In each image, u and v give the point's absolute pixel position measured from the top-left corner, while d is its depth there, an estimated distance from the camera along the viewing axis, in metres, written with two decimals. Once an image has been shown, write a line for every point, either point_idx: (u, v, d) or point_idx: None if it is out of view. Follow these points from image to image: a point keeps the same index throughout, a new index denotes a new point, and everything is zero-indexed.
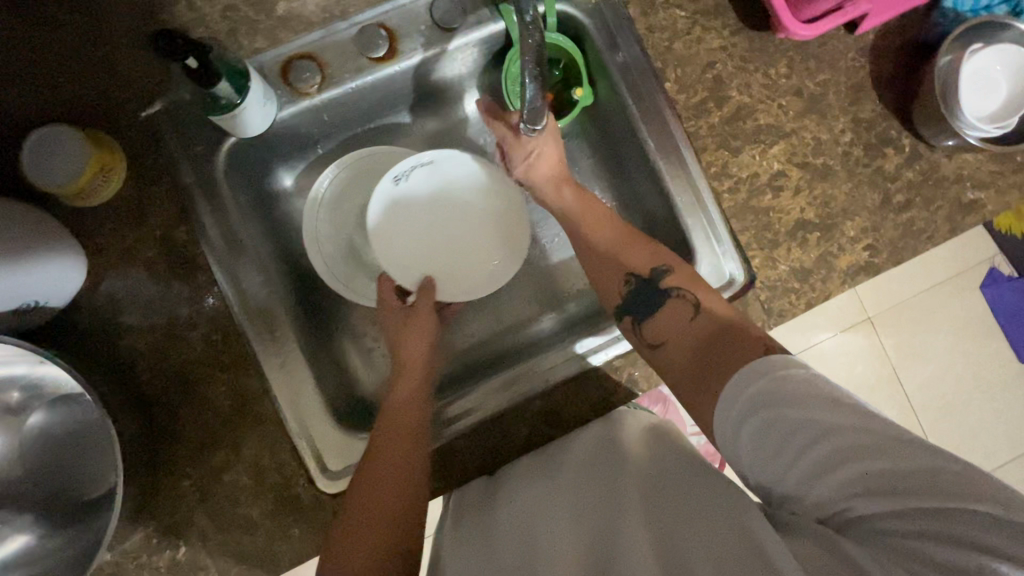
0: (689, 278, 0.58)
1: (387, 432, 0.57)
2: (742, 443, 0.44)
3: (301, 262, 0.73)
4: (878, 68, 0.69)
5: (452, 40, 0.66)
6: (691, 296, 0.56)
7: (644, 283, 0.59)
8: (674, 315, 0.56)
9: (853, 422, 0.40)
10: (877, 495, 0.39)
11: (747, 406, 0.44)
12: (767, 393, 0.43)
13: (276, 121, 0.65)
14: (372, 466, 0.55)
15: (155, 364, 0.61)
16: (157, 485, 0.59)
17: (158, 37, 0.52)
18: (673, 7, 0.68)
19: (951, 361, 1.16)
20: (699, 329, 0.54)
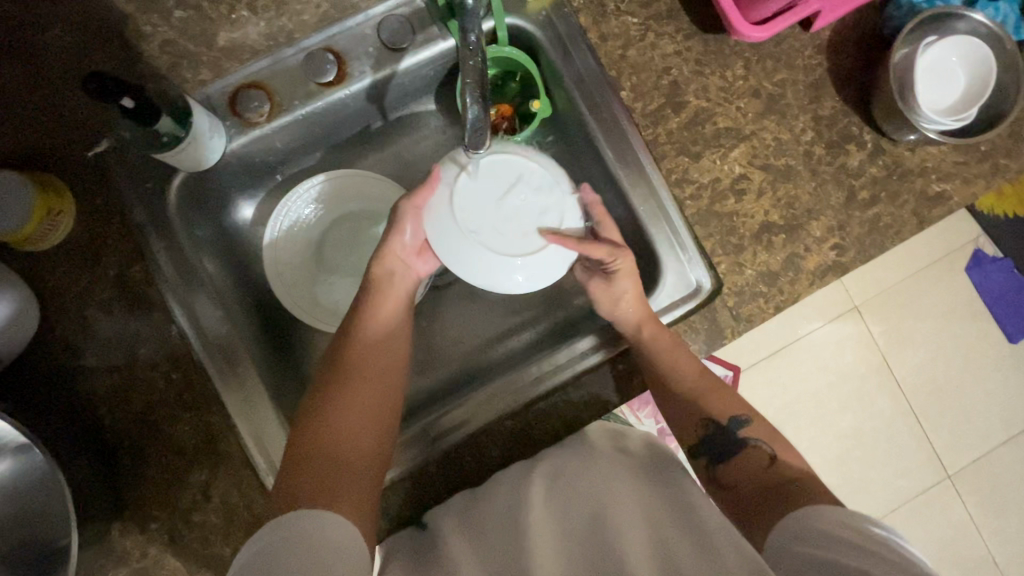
0: (768, 432, 0.62)
1: (376, 334, 0.64)
2: (798, 549, 0.46)
3: (265, 292, 0.72)
4: (836, 65, 0.68)
5: (402, 61, 0.65)
6: (766, 448, 0.61)
7: (723, 427, 0.63)
8: (749, 466, 0.60)
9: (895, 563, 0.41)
10: None
11: (801, 532, 0.48)
12: (827, 518, 0.47)
13: (227, 152, 0.63)
14: (360, 360, 0.62)
15: (115, 405, 0.60)
16: (124, 530, 0.59)
17: (86, 79, 0.50)
18: (624, 14, 0.67)
19: (941, 346, 1.15)
20: (772, 478, 0.58)
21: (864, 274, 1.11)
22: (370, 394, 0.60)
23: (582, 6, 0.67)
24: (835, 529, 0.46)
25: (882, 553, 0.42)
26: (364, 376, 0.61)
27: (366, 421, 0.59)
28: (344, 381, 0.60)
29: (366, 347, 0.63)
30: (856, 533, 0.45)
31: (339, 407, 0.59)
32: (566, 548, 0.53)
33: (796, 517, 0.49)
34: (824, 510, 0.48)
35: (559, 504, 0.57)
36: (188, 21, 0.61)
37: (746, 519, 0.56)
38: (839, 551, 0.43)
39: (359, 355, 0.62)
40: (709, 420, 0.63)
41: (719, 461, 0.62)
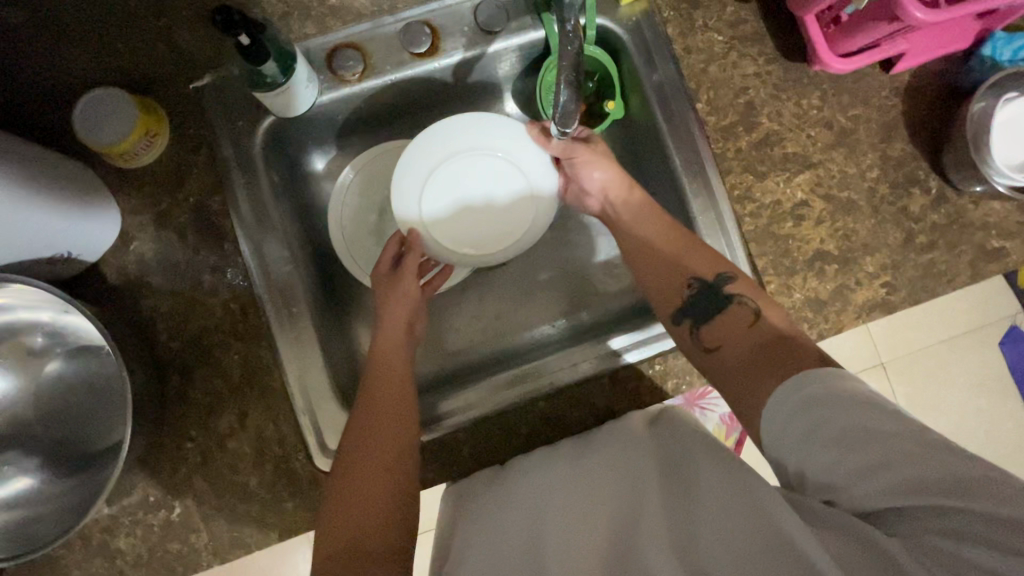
0: (751, 287, 0.60)
1: (371, 414, 0.59)
2: (799, 429, 0.47)
3: (324, 243, 0.74)
4: (911, 108, 0.70)
5: (493, 44, 0.68)
6: (751, 305, 0.59)
7: (706, 286, 0.61)
8: (733, 322, 0.59)
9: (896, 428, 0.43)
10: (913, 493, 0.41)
11: (803, 406, 0.47)
12: (824, 388, 0.47)
13: (316, 104, 0.67)
14: (354, 455, 0.57)
15: (172, 325, 0.62)
16: (162, 443, 0.61)
17: (216, 11, 0.53)
18: (711, 30, 0.69)
19: (963, 417, 1.15)
20: (758, 336, 0.56)
21: (898, 333, 1.06)
22: (378, 468, 0.56)
23: (673, 18, 0.69)
24: (835, 405, 0.46)
25: (886, 424, 0.44)
26: (365, 454, 0.56)
27: (385, 506, 0.55)
28: (340, 481, 0.56)
29: (363, 422, 0.58)
30: (856, 405, 0.45)
31: (348, 490, 0.55)
32: (589, 536, 0.54)
33: (802, 382, 0.48)
34: (820, 376, 0.48)
35: (577, 491, 0.58)
36: None
37: (736, 389, 0.54)
38: (844, 443, 0.44)
39: (355, 451, 0.57)
40: (692, 279, 0.62)
41: (703, 322, 0.60)
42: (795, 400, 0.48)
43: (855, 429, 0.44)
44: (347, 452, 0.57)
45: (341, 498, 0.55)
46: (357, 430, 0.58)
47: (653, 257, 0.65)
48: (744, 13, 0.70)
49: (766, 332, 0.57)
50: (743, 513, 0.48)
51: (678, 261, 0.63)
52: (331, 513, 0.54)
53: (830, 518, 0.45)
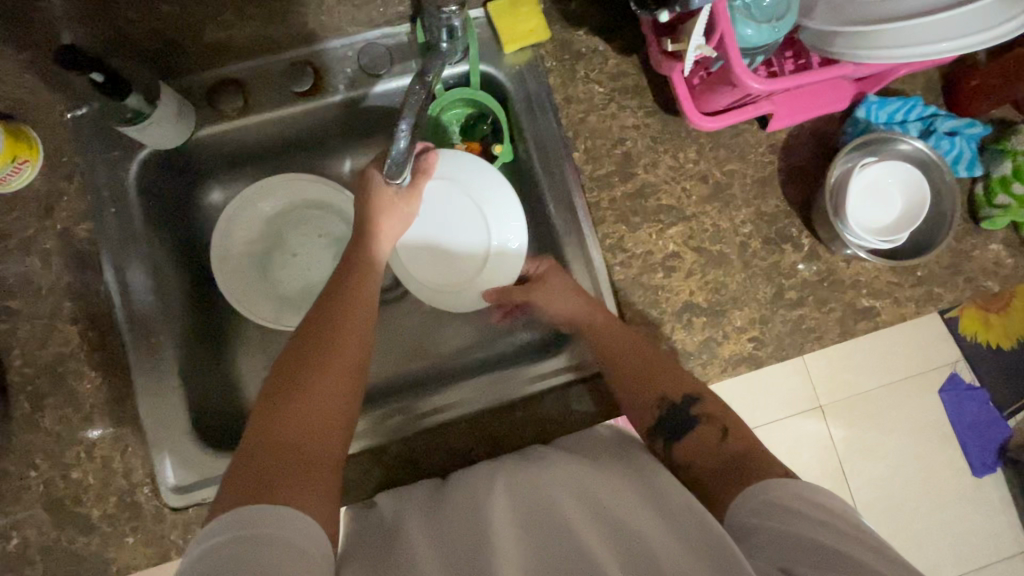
0: (719, 405, 0.59)
1: (342, 321, 0.56)
2: (761, 520, 0.46)
3: (207, 273, 0.75)
4: (786, 166, 0.71)
5: (375, 85, 0.70)
6: (716, 422, 0.58)
7: (675, 405, 0.60)
8: (701, 442, 0.57)
9: (852, 533, 0.43)
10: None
11: (770, 499, 0.47)
12: (781, 484, 0.48)
13: (195, 137, 0.68)
14: (317, 360, 0.53)
15: (29, 351, 0.62)
16: (6, 470, 0.60)
17: (59, 52, 0.54)
18: (592, 82, 0.71)
19: (901, 466, 1.11)
20: (725, 454, 0.55)
21: (836, 375, 1.05)
22: (333, 388, 0.52)
23: (555, 68, 0.71)
24: (790, 493, 0.47)
25: (842, 527, 0.43)
26: (322, 370, 0.52)
27: (328, 421, 0.50)
28: (296, 382, 0.51)
29: (323, 341, 0.54)
30: (816, 508, 0.45)
31: (294, 401, 0.50)
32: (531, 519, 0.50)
33: (751, 492, 0.48)
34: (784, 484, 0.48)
35: (520, 491, 0.53)
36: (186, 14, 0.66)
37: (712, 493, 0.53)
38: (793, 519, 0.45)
39: (319, 354, 0.53)
40: (663, 399, 0.60)
41: (677, 437, 0.59)
42: (759, 498, 0.47)
43: (808, 510, 0.45)
44: (309, 353, 0.53)
45: (282, 407, 0.50)
46: (328, 332, 0.55)
47: (618, 364, 0.63)
48: (626, 66, 0.71)
49: (732, 445, 0.56)
50: (690, 524, 0.46)
51: (642, 366, 0.62)
52: (267, 421, 0.49)
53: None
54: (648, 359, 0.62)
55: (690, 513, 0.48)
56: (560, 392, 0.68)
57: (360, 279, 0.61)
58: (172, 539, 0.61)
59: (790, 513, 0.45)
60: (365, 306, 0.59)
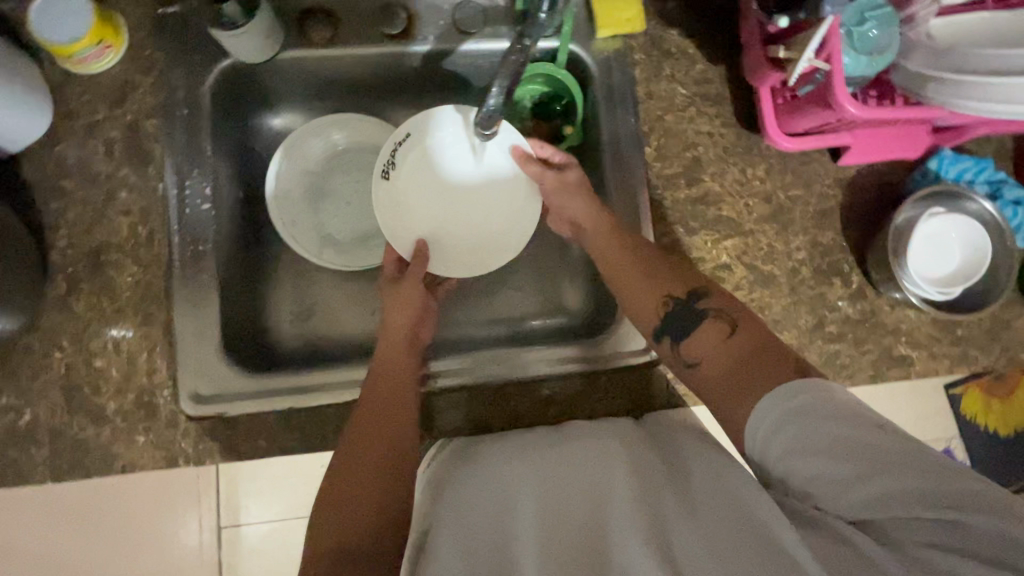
0: (727, 303, 0.58)
1: (374, 405, 0.58)
2: (783, 441, 0.46)
3: (259, 196, 0.74)
4: (850, 202, 0.71)
5: (464, 43, 0.69)
6: (726, 317, 0.56)
7: (679, 305, 0.59)
8: (710, 338, 0.56)
9: (883, 437, 0.43)
10: (910, 501, 0.42)
11: (793, 411, 0.46)
12: (815, 402, 0.45)
13: (277, 57, 0.67)
14: (348, 458, 0.55)
15: (75, 234, 0.62)
16: (30, 346, 0.60)
17: None
18: (676, 82, 0.71)
19: None
20: (734, 349, 0.54)
21: None
22: (371, 481, 0.54)
23: (641, 61, 0.71)
24: (823, 416, 0.45)
25: (875, 435, 0.43)
26: (358, 471, 0.54)
27: (376, 509, 0.53)
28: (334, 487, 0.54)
29: (352, 439, 0.56)
30: (846, 422, 0.44)
31: (337, 500, 0.53)
32: (566, 528, 0.51)
33: (774, 398, 0.47)
34: (819, 383, 0.47)
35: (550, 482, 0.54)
36: None
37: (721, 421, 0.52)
38: (839, 451, 0.44)
39: (352, 455, 0.55)
40: (668, 298, 0.60)
41: (681, 337, 0.57)
42: (778, 412, 0.46)
43: (849, 442, 0.43)
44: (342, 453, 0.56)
45: (333, 503, 0.53)
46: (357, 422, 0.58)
47: (625, 284, 0.63)
48: (712, 74, 0.71)
49: (739, 345, 0.54)
50: (737, 525, 0.47)
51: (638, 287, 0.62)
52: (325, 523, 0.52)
53: (824, 524, 0.45)
54: (656, 275, 0.61)
55: (732, 501, 0.49)
56: (586, 378, 0.67)
57: (392, 349, 0.63)
58: (183, 446, 0.61)
59: (819, 431, 0.44)
60: (389, 386, 0.60)
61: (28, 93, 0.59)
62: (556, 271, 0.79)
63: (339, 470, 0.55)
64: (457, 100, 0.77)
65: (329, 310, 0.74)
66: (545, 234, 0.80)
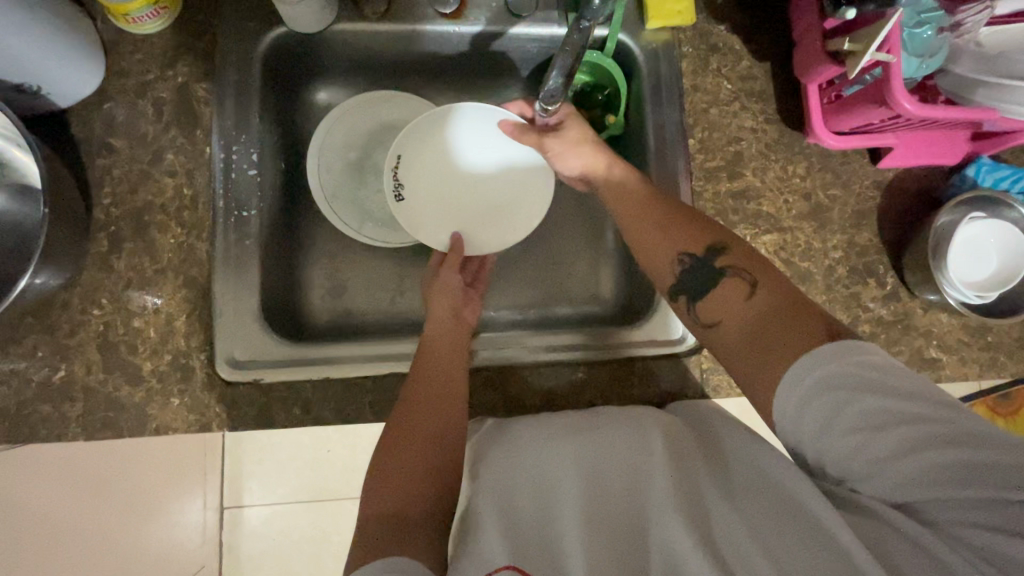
0: (747, 256, 0.55)
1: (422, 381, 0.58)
2: (819, 413, 0.43)
3: (298, 168, 0.74)
4: (888, 204, 0.72)
5: (515, 26, 0.70)
6: (747, 276, 0.53)
7: (699, 260, 0.56)
8: (729, 297, 0.53)
9: (929, 411, 0.41)
10: (963, 483, 0.39)
11: (831, 381, 0.43)
12: (844, 373, 0.43)
13: (329, 29, 0.67)
14: (394, 430, 0.56)
15: (120, 193, 0.62)
16: (69, 302, 0.59)
17: None
18: (722, 77, 0.72)
19: None
20: (757, 309, 0.51)
21: None
22: (414, 452, 0.54)
23: (689, 55, 0.72)
24: (855, 392, 0.42)
25: (918, 406, 0.41)
26: (411, 437, 0.55)
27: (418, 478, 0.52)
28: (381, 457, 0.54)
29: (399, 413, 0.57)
30: (890, 393, 0.42)
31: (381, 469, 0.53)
32: (606, 513, 0.51)
33: (812, 361, 0.44)
34: (853, 345, 0.44)
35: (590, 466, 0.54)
36: None
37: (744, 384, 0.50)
38: (873, 427, 0.42)
39: (398, 428, 0.56)
40: (684, 254, 0.57)
41: (700, 295, 0.55)
42: (810, 382, 0.44)
43: (886, 416, 0.42)
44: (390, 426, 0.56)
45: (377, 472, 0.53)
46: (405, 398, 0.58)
47: (649, 247, 0.60)
48: (758, 71, 0.72)
49: (762, 304, 0.51)
50: (781, 512, 0.46)
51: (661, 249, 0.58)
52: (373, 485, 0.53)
53: (866, 507, 0.43)
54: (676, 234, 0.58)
55: (773, 488, 0.48)
56: (621, 365, 0.67)
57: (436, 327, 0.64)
58: (217, 410, 0.60)
59: (858, 403, 0.42)
60: (434, 361, 0.60)
61: (83, 47, 0.59)
62: (588, 259, 0.79)
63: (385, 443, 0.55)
64: (500, 84, 0.78)
65: (362, 286, 0.74)
66: (579, 222, 0.80)
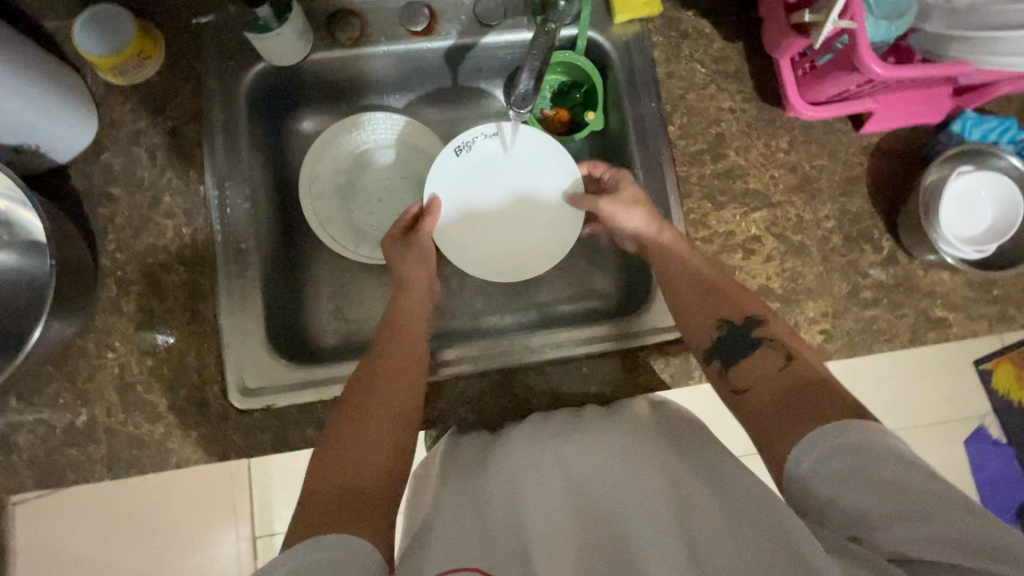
0: (779, 330, 0.58)
1: (393, 354, 0.59)
2: (825, 468, 0.45)
3: (292, 197, 0.76)
4: (876, 169, 0.72)
5: (486, 36, 0.71)
6: (782, 349, 0.56)
7: (733, 327, 0.59)
8: (761, 366, 0.56)
9: (932, 485, 0.41)
10: (956, 551, 0.38)
11: (841, 444, 0.45)
12: (857, 440, 0.44)
13: (307, 60, 0.69)
14: (359, 405, 0.55)
15: (124, 238, 0.64)
16: (84, 348, 0.62)
17: None
18: (695, 61, 0.72)
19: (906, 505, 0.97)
20: (789, 381, 0.53)
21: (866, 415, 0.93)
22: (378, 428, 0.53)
23: (660, 44, 0.73)
24: (863, 456, 0.43)
25: (924, 482, 0.41)
26: (377, 410, 0.54)
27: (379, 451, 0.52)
28: (343, 428, 0.53)
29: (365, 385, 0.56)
30: (901, 463, 0.42)
31: (340, 442, 0.52)
32: (585, 526, 0.50)
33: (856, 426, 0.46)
34: (873, 425, 0.45)
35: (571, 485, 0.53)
36: None
37: (772, 425, 0.51)
38: (882, 493, 0.42)
39: (366, 399, 0.55)
40: (721, 321, 0.60)
41: (732, 360, 0.58)
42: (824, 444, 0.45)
43: (894, 486, 0.41)
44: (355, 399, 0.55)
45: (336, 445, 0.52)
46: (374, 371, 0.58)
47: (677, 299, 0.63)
48: (730, 51, 0.73)
49: (795, 375, 0.54)
50: (763, 536, 0.44)
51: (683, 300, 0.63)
52: (325, 466, 0.51)
53: (858, 554, 0.41)
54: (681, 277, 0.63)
55: (755, 509, 0.46)
56: (625, 356, 0.68)
57: (406, 310, 0.65)
58: (234, 439, 0.62)
59: (863, 467, 0.43)
60: (405, 339, 0.61)
61: (76, 106, 0.62)
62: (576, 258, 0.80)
63: (347, 416, 0.54)
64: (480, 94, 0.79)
65: (364, 303, 0.76)
66: None
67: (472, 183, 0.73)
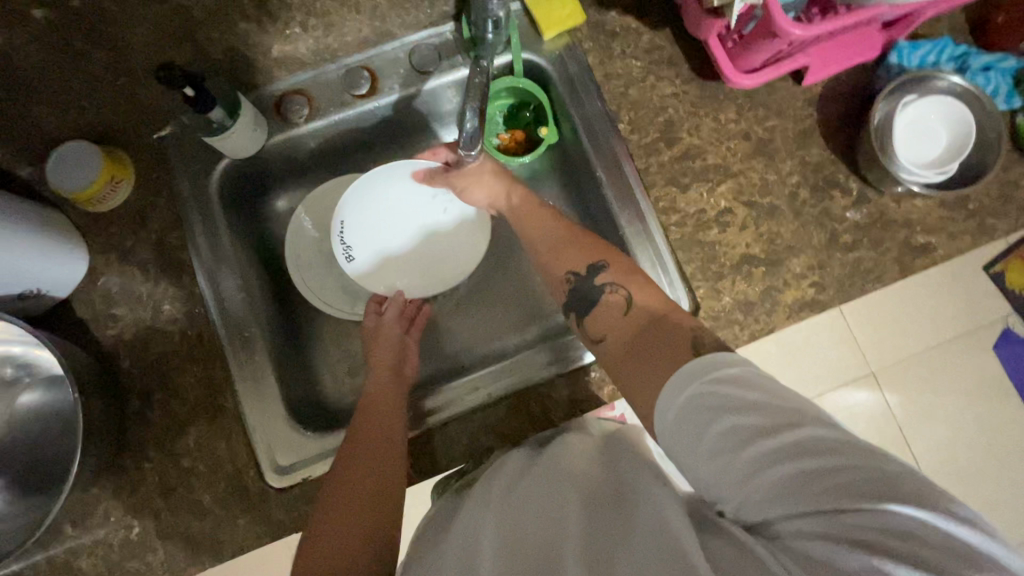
0: (624, 272, 0.61)
1: (370, 429, 0.63)
2: (675, 436, 0.45)
3: (282, 274, 0.80)
4: (826, 116, 0.73)
5: (427, 82, 0.74)
6: (622, 292, 0.59)
7: (581, 278, 0.63)
8: (610, 313, 0.59)
9: (774, 421, 0.41)
10: (800, 495, 0.38)
11: (689, 402, 0.45)
12: (709, 392, 0.44)
13: (265, 145, 0.73)
14: (342, 485, 0.58)
15: (136, 353, 0.67)
16: (121, 465, 0.65)
17: (159, 71, 0.60)
18: (629, 57, 0.75)
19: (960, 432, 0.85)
20: (633, 323, 0.56)
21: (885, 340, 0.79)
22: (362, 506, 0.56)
23: (592, 49, 0.75)
24: (708, 410, 0.43)
25: (759, 416, 0.41)
26: (360, 486, 0.58)
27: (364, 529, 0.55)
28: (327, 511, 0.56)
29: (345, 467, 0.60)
30: (747, 401, 0.42)
31: (330, 524, 0.55)
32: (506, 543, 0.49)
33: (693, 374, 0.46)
34: (712, 362, 0.46)
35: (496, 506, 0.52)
36: (248, 32, 0.71)
37: (628, 373, 0.52)
38: (732, 446, 0.41)
39: (350, 476, 0.58)
40: (571, 276, 0.64)
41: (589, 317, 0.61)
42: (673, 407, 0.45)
43: (743, 433, 0.41)
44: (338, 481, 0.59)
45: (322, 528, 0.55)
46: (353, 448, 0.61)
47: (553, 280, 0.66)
48: (660, 40, 0.75)
49: (638, 316, 0.56)
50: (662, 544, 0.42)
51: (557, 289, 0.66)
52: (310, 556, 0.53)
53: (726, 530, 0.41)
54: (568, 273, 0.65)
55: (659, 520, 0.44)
56: None
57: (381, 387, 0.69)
58: (280, 518, 0.64)
59: (708, 421, 0.43)
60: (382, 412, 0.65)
61: (64, 243, 0.65)
62: None
63: (331, 496, 0.57)
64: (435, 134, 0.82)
65: None
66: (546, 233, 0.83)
67: (365, 224, 0.79)
